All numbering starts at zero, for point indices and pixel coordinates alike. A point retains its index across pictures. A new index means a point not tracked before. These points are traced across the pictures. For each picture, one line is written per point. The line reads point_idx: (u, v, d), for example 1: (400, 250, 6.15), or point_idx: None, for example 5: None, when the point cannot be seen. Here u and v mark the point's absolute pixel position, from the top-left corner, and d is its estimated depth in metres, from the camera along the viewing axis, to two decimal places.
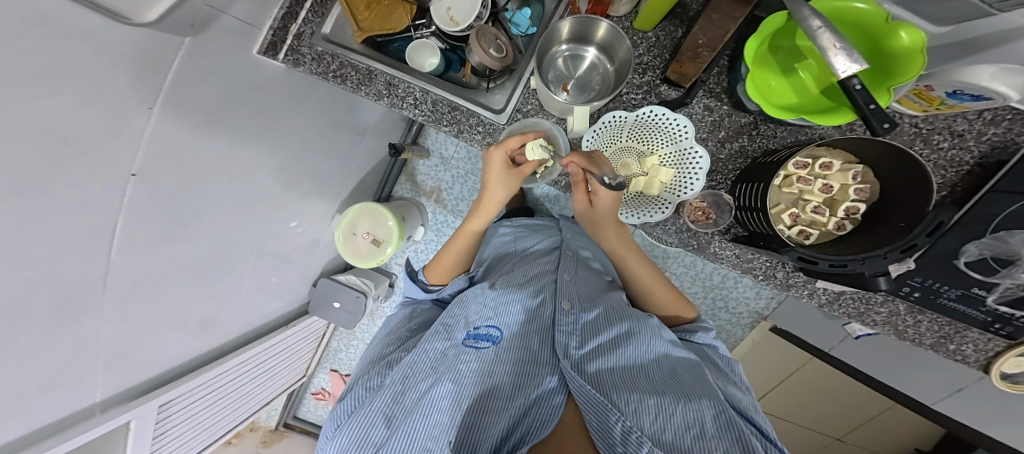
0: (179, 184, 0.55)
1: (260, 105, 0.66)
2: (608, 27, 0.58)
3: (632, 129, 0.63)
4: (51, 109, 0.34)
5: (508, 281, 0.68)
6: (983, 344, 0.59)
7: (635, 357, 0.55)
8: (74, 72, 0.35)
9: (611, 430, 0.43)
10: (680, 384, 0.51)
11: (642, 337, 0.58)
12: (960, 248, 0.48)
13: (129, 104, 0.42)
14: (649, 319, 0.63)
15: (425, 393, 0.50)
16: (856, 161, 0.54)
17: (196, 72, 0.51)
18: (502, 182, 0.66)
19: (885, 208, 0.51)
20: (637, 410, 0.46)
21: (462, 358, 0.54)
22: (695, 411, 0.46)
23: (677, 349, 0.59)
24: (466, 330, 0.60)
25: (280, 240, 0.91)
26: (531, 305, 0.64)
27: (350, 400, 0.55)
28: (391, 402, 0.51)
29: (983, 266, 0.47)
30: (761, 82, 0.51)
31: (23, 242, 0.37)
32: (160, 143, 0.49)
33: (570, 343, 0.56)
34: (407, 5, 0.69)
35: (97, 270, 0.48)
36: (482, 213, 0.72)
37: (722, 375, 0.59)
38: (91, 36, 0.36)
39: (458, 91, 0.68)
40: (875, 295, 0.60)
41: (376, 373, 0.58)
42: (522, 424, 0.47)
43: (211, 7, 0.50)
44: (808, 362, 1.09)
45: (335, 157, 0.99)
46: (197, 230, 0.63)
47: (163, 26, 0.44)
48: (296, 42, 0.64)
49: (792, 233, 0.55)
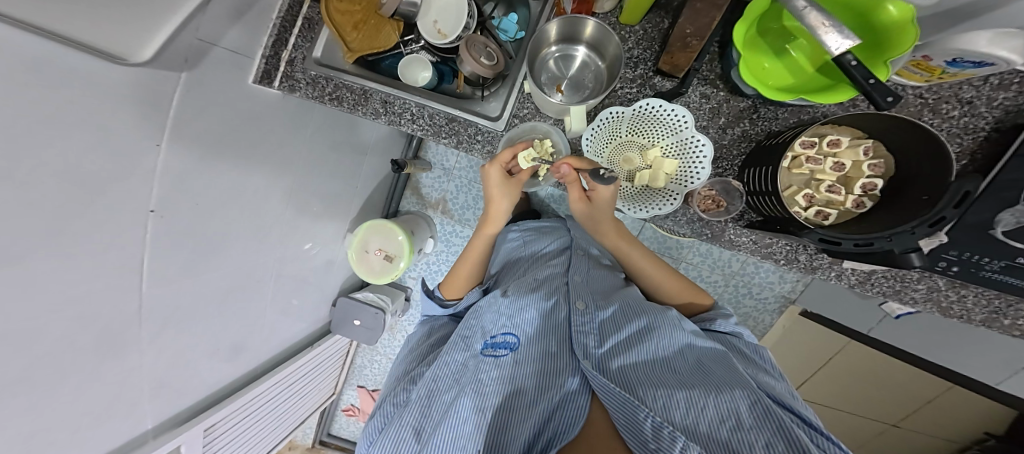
0: (195, 217, 0.57)
1: (261, 133, 0.68)
2: (596, 24, 0.57)
3: (630, 122, 0.62)
4: (62, 152, 0.36)
5: (519, 286, 0.68)
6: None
7: (659, 351, 0.54)
8: (83, 117, 0.37)
9: (642, 428, 0.43)
10: (708, 376, 0.49)
11: (663, 330, 0.57)
12: (993, 217, 0.45)
13: (136, 143, 0.44)
14: (668, 310, 0.62)
15: (450, 404, 0.51)
16: (866, 137, 0.51)
17: (196, 107, 0.52)
18: (503, 193, 0.68)
19: (903, 180, 0.48)
20: (666, 406, 0.45)
21: (483, 368, 0.55)
22: (728, 402, 0.44)
23: (702, 341, 0.57)
24: (483, 339, 0.61)
25: (297, 263, 0.94)
26: (545, 306, 0.64)
27: (380, 416, 0.56)
28: (418, 416, 0.51)
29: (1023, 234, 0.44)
30: (756, 66, 0.49)
31: (59, 282, 0.40)
32: (171, 178, 0.51)
33: (589, 342, 0.56)
34: (394, 22, 0.68)
35: (133, 305, 0.51)
36: (488, 224, 0.73)
37: (748, 362, 0.57)
38: (95, 81, 0.38)
39: (452, 103, 0.69)
40: (910, 271, 0.56)
41: (400, 389, 0.58)
42: (549, 425, 0.49)
43: (203, 41, 0.52)
44: (845, 349, 1.05)
45: (338, 179, 1.01)
46: (219, 259, 0.66)
47: (160, 63, 0.45)
48: (289, 68, 0.67)
49: (809, 215, 0.53)
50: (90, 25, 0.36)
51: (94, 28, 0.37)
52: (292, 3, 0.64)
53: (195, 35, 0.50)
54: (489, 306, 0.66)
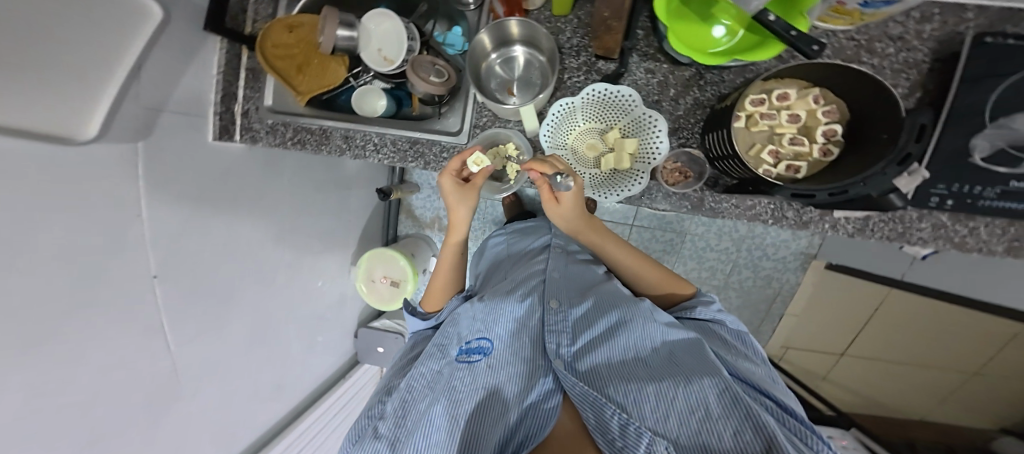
0: (199, 276, 0.61)
1: (240, 186, 0.70)
2: (517, 22, 0.58)
3: (583, 110, 0.64)
4: (38, 239, 0.37)
5: (496, 291, 0.67)
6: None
7: (631, 348, 0.53)
8: (62, 200, 0.39)
9: (608, 425, 0.43)
10: (678, 368, 0.47)
11: (636, 324, 0.55)
12: (968, 144, 0.43)
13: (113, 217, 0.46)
14: (641, 302, 0.60)
15: (424, 415, 0.50)
16: (812, 85, 0.51)
17: (167, 171, 0.54)
18: (461, 201, 0.66)
19: (862, 120, 0.47)
20: (635, 402, 0.44)
21: (457, 375, 0.54)
22: (696, 393, 0.42)
23: (674, 332, 0.55)
24: (459, 345, 0.59)
25: (311, 303, 0.98)
26: (519, 309, 0.61)
27: (357, 431, 0.55)
28: (393, 428, 0.50)
29: (1005, 158, 0.41)
30: (688, 36, 0.50)
31: (78, 357, 0.43)
32: (165, 243, 0.54)
33: (561, 342, 0.54)
34: (338, 57, 0.67)
35: (163, 365, 0.56)
36: (453, 232, 0.72)
37: (724, 345, 0.55)
38: (70, 164, 0.40)
39: (411, 126, 0.70)
40: (907, 210, 0.51)
41: (377, 405, 0.57)
42: (522, 426, 0.48)
43: (148, 108, 0.51)
44: (887, 300, 1.09)
45: (329, 215, 1.04)
46: (232, 311, 0.69)
47: (116, 136, 0.46)
48: (245, 120, 0.69)
49: (781, 172, 0.50)
50: (37, 110, 0.37)
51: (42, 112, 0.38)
52: (228, 56, 0.65)
53: (141, 103, 0.50)
54: (461, 316, 0.65)
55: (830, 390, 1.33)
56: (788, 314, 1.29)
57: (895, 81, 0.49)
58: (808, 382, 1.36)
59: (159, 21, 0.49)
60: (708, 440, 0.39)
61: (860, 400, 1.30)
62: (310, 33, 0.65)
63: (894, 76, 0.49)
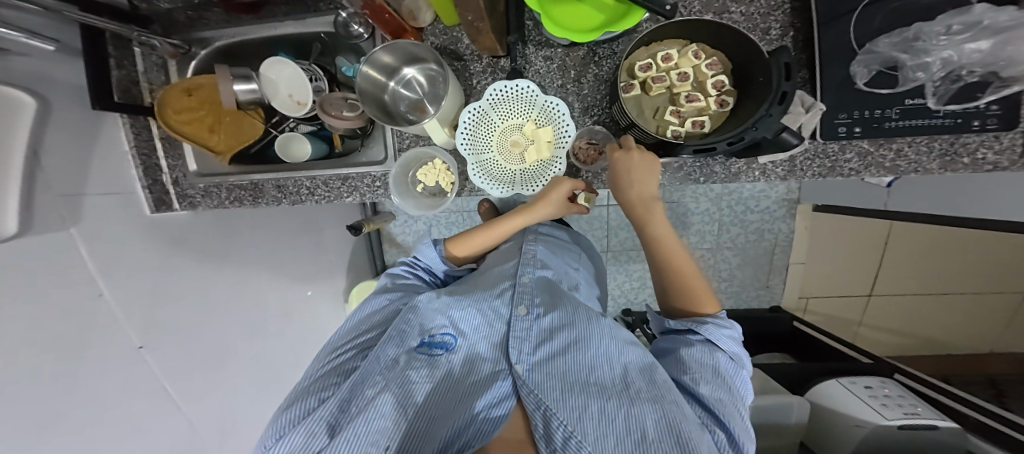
0: (186, 341, 0.64)
1: (200, 249, 0.73)
2: (386, 47, 0.56)
3: (495, 109, 0.61)
4: (14, 334, 0.39)
5: (461, 289, 0.62)
6: (1001, 143, 0.49)
7: (586, 363, 0.48)
8: (34, 295, 0.43)
9: (552, 437, 0.40)
10: (631, 389, 0.44)
11: (594, 340, 0.50)
12: (850, 72, 0.49)
13: (69, 301, 0.47)
14: (602, 317, 0.56)
15: (372, 397, 0.42)
16: (689, 42, 0.55)
17: (114, 252, 0.57)
18: (556, 209, 0.62)
19: (744, 67, 0.52)
20: (580, 417, 0.41)
21: (415, 367, 0.47)
22: (637, 417, 0.40)
23: (634, 351, 0.51)
24: (420, 336, 0.52)
25: (303, 347, 1.01)
26: (487, 310, 0.56)
27: (294, 411, 0.43)
28: (336, 411, 0.42)
29: (884, 79, 0.48)
30: (564, 15, 0.53)
31: (106, 429, 0.48)
32: (140, 317, 0.57)
33: (522, 349, 0.51)
34: (251, 112, 0.72)
35: (182, 425, 0.60)
36: (525, 215, 0.64)
37: (705, 358, 0.47)
38: (31, 261, 0.44)
39: (338, 163, 0.72)
40: (827, 143, 0.53)
41: (327, 382, 0.47)
42: (469, 427, 0.43)
43: (69, 195, 0.52)
44: (893, 230, 1.12)
45: (308, 259, 1.03)
46: (229, 367, 0.73)
47: (42, 227, 0.46)
48: (178, 189, 0.73)
49: (688, 129, 0.55)
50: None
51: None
52: (135, 129, 0.66)
53: (55, 192, 0.49)
54: (438, 300, 0.57)
55: (873, 338, 1.26)
56: (796, 264, 1.28)
57: (767, 22, 0.54)
58: (843, 335, 1.30)
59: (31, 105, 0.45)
60: None
61: (908, 345, 1.22)
62: (211, 93, 0.68)
63: (766, 18, 0.54)
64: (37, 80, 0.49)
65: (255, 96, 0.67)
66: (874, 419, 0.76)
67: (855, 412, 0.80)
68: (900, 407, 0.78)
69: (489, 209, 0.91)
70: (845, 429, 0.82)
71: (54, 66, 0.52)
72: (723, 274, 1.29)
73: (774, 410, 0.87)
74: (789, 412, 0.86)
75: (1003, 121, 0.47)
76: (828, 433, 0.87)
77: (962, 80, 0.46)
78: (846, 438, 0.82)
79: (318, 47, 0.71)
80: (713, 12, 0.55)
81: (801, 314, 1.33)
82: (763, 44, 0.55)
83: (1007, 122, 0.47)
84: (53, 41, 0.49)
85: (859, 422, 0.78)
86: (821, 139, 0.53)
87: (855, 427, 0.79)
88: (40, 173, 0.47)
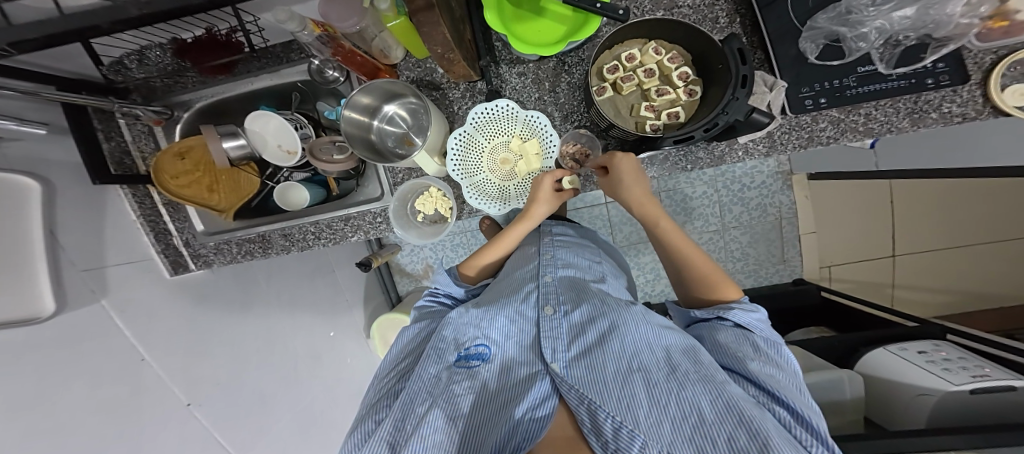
0: (222, 391, 0.68)
1: (224, 304, 0.76)
2: (368, 86, 0.58)
3: (481, 132, 0.63)
4: (61, 402, 0.43)
5: (489, 297, 0.57)
6: (961, 96, 0.50)
7: (628, 351, 0.44)
8: (76, 366, 0.47)
9: (600, 429, 0.37)
10: (679, 372, 0.40)
11: (630, 327, 0.46)
12: (799, 50, 0.52)
13: (109, 365, 0.51)
14: (631, 305, 0.52)
15: (423, 415, 0.40)
16: (649, 39, 0.58)
17: (144, 316, 0.61)
18: (546, 200, 0.61)
19: (701, 55, 0.54)
20: (630, 407, 0.37)
21: (456, 381, 0.45)
22: (691, 400, 0.36)
23: (673, 334, 0.47)
24: (456, 350, 0.49)
25: (337, 388, 1.04)
26: (516, 314, 0.52)
27: (356, 435, 0.43)
28: (392, 429, 0.40)
29: (832, 52, 0.51)
30: (528, 31, 0.56)
31: None
32: (179, 372, 0.61)
33: (557, 347, 0.47)
34: (246, 167, 0.77)
35: None
36: (522, 224, 0.64)
37: (738, 340, 0.45)
38: (71, 333, 0.48)
39: (338, 206, 0.75)
40: (800, 115, 0.54)
41: (381, 405, 0.45)
42: (515, 432, 0.38)
43: (92, 269, 0.56)
44: (895, 188, 1.15)
45: (329, 300, 1.07)
46: (267, 413, 0.77)
47: (76, 303, 0.51)
48: (191, 248, 0.76)
49: (665, 121, 0.57)
50: (19, 303, 0.43)
51: (21, 300, 0.43)
52: (138, 199, 0.71)
53: (79, 268, 0.54)
54: (467, 313, 0.53)
55: (907, 299, 1.22)
56: (808, 233, 1.24)
57: (715, 12, 0.56)
58: (878, 300, 1.25)
59: (36, 190, 0.49)
60: (704, 446, 0.33)
61: (942, 302, 1.19)
62: (203, 154, 0.73)
63: (712, 7, 0.56)
64: (37, 164, 0.52)
65: (244, 150, 0.72)
66: (940, 385, 0.65)
67: (917, 379, 0.69)
68: (965, 370, 0.67)
69: (491, 225, 0.94)
70: (908, 403, 0.71)
71: (55, 151, 0.56)
72: (736, 254, 1.26)
73: (822, 388, 0.76)
74: (839, 389, 0.76)
75: (954, 76, 0.49)
76: (889, 411, 0.76)
77: (902, 44, 0.49)
78: (909, 412, 0.71)
79: (297, 96, 0.75)
80: (664, 8, 0.58)
81: (828, 284, 1.27)
82: (715, 32, 0.57)
83: (957, 77, 0.49)
84: (41, 124, 0.54)
85: (924, 390, 0.67)
86: (792, 113, 0.54)
87: (919, 397, 0.68)
88: (62, 253, 0.51)
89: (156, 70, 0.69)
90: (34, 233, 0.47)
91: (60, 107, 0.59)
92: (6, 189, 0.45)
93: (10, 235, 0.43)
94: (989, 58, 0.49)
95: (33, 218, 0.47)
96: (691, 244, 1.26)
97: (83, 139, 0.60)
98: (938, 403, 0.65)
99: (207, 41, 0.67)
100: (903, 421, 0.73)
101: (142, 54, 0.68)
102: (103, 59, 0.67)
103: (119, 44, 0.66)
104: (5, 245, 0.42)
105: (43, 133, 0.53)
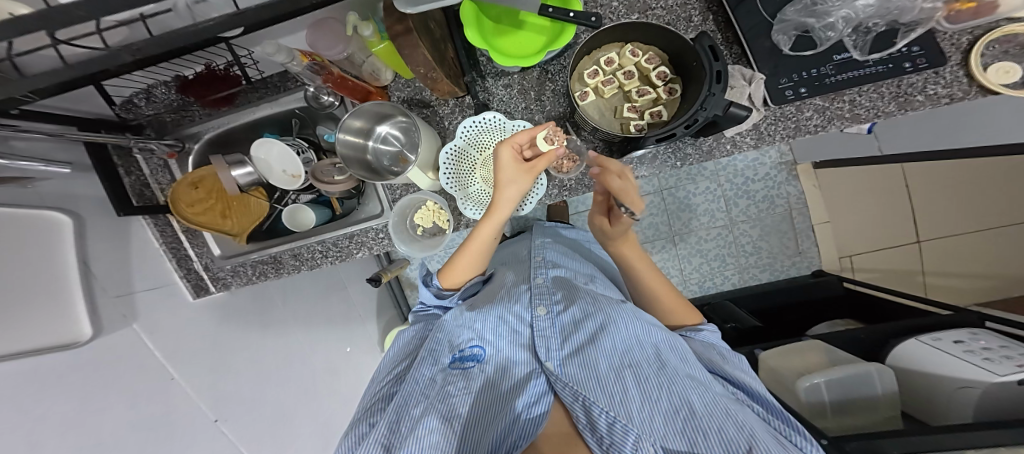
0: (245, 406, 0.70)
1: (243, 323, 0.79)
2: (360, 108, 0.61)
3: (472, 144, 0.64)
4: (96, 418, 0.47)
5: (482, 299, 0.57)
6: (945, 77, 0.50)
7: (618, 349, 0.45)
8: (111, 385, 0.50)
9: (597, 426, 0.38)
10: (668, 368, 0.42)
11: (621, 324, 0.47)
12: (773, 43, 0.52)
13: (142, 383, 0.55)
14: (622, 303, 0.52)
15: (418, 417, 0.40)
16: (626, 42, 0.59)
17: (170, 337, 0.64)
18: (513, 177, 0.54)
19: (678, 55, 0.54)
20: (623, 403, 0.39)
21: (452, 382, 0.45)
22: (681, 393, 0.39)
23: (660, 331, 0.48)
24: (451, 352, 0.49)
25: (352, 402, 1.05)
26: (506, 313, 0.52)
27: (350, 438, 0.43)
28: (388, 431, 0.39)
29: (806, 42, 0.51)
30: (509, 43, 0.58)
31: None
32: (206, 389, 0.65)
33: (550, 347, 0.47)
34: (254, 191, 0.79)
35: None
36: (493, 215, 0.57)
37: (706, 348, 0.51)
38: (107, 355, 0.52)
39: (343, 225, 0.78)
40: (784, 106, 0.53)
41: (376, 408, 0.45)
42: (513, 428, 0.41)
43: (122, 294, 0.59)
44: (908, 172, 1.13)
45: (343, 316, 1.09)
46: (288, 426, 0.79)
47: (110, 326, 0.54)
48: (212, 274, 0.78)
49: (648, 121, 0.59)
50: (59, 330, 0.47)
51: (59, 327, 0.47)
52: (159, 227, 0.74)
53: (111, 294, 0.58)
54: (462, 315, 0.53)
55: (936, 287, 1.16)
56: (821, 223, 1.19)
57: (687, 11, 0.57)
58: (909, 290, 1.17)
59: (69, 222, 0.53)
60: (696, 437, 0.35)
61: (970, 290, 1.14)
62: (213, 183, 0.77)
63: (685, 8, 0.57)
64: (67, 199, 0.57)
65: (252, 177, 0.76)
66: (983, 376, 0.61)
67: (956, 370, 0.65)
68: (1009, 359, 0.63)
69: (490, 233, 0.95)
70: (948, 394, 0.67)
71: (80, 186, 0.60)
72: (747, 248, 1.22)
73: (851, 383, 0.73)
74: (870, 382, 0.72)
75: (931, 58, 0.48)
76: (930, 405, 0.72)
77: (872, 31, 0.49)
78: (952, 407, 0.67)
79: (297, 122, 0.80)
80: (638, 11, 0.59)
81: (851, 275, 1.19)
82: (688, 31, 0.58)
83: (936, 59, 0.48)
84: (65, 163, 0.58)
85: (966, 383, 0.64)
86: (774, 104, 0.53)
87: (962, 389, 0.65)
88: (93, 280, 0.55)
89: (164, 106, 0.72)
90: (68, 266, 0.51)
91: (82, 145, 0.64)
92: (41, 226, 0.49)
93: (42, 268, 0.47)
94: (965, 38, 0.49)
95: (63, 251, 0.51)
96: (698, 240, 1.24)
97: (104, 174, 0.64)
98: (984, 396, 0.62)
99: (207, 76, 0.70)
100: (945, 416, 0.68)
101: (149, 92, 0.71)
102: (115, 100, 0.70)
103: (127, 84, 0.69)
104: (41, 278, 0.46)
105: (67, 169, 0.57)
